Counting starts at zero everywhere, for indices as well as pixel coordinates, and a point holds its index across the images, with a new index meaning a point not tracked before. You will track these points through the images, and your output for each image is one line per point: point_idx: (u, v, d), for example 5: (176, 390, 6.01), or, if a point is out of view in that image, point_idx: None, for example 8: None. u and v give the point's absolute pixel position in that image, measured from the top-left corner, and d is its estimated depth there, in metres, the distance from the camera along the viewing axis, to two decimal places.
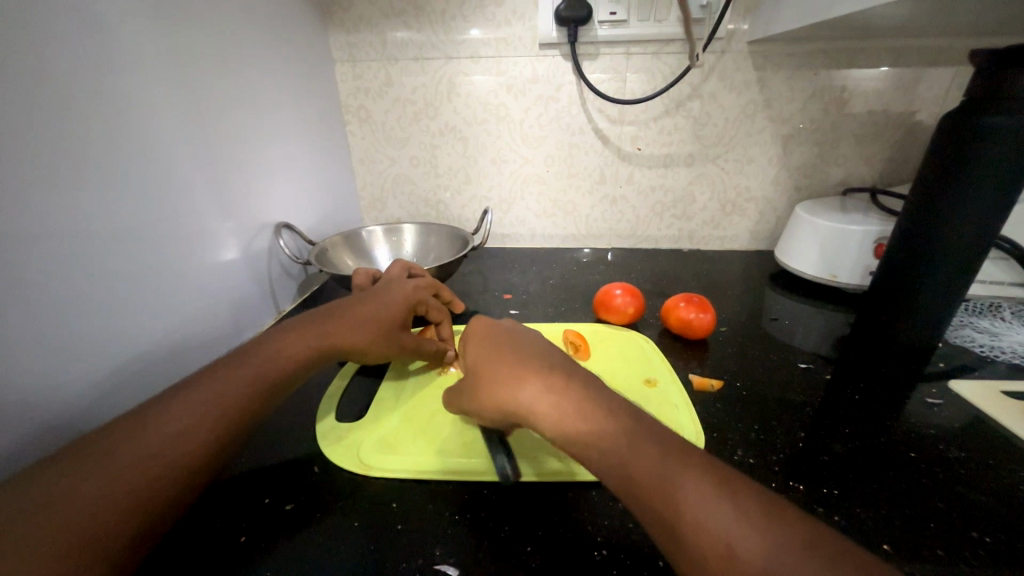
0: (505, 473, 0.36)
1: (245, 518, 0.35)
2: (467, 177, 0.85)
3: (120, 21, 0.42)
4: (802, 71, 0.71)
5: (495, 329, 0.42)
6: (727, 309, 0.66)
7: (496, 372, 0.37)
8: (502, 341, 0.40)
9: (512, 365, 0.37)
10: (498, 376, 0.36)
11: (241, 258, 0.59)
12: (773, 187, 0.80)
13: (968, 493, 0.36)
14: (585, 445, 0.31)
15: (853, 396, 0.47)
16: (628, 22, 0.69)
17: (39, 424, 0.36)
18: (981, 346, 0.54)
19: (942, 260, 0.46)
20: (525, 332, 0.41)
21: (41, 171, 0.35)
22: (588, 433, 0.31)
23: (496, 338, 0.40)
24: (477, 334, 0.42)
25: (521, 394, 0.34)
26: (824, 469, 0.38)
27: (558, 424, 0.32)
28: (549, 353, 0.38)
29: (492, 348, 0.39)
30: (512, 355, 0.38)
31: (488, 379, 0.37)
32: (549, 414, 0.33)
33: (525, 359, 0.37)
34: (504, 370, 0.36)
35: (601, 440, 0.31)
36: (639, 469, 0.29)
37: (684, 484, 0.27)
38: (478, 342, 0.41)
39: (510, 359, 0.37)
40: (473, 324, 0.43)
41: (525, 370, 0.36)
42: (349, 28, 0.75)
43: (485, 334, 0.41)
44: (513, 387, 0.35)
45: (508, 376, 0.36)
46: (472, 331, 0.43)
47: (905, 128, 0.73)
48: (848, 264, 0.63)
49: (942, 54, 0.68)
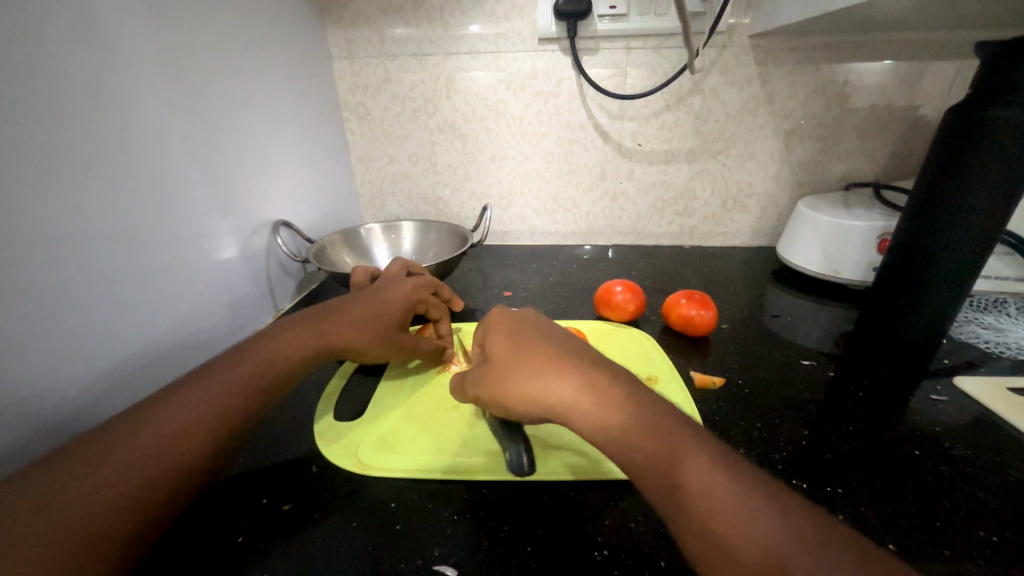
0: (519, 467, 0.37)
1: (242, 519, 0.34)
2: (467, 174, 0.84)
3: (116, 17, 0.41)
4: (804, 65, 0.70)
5: (517, 316, 0.40)
6: (728, 306, 0.65)
7: (519, 357, 0.35)
8: (527, 328, 0.38)
9: (534, 352, 0.35)
10: (515, 363, 0.35)
11: (239, 256, 0.58)
12: (775, 183, 0.79)
13: (974, 492, 0.36)
14: (605, 432, 0.31)
15: (857, 393, 0.47)
16: (628, 16, 0.68)
17: (35, 423, 0.35)
18: (985, 342, 0.54)
19: (955, 254, 0.45)
20: (532, 319, 0.40)
21: (38, 169, 0.35)
22: (608, 423, 0.31)
23: (519, 323, 0.39)
24: (498, 321, 0.40)
25: (544, 382, 0.33)
26: (828, 467, 0.38)
27: (579, 413, 0.32)
28: (555, 342, 0.37)
29: (514, 334, 0.38)
30: (537, 341, 0.37)
31: (508, 365, 0.36)
32: (577, 404, 0.32)
33: (548, 347, 0.36)
34: (525, 358, 0.35)
35: (620, 429, 0.31)
36: (661, 460, 0.29)
37: (704, 477, 0.28)
38: (500, 326, 0.40)
39: (531, 347, 0.36)
40: (495, 312, 0.42)
41: (548, 358, 0.35)
42: (347, 24, 0.74)
43: (506, 320, 0.40)
44: (533, 374, 0.34)
45: (528, 363, 0.35)
46: (493, 318, 0.41)
47: (909, 123, 0.72)
48: (851, 260, 0.63)
49: (946, 48, 0.67)
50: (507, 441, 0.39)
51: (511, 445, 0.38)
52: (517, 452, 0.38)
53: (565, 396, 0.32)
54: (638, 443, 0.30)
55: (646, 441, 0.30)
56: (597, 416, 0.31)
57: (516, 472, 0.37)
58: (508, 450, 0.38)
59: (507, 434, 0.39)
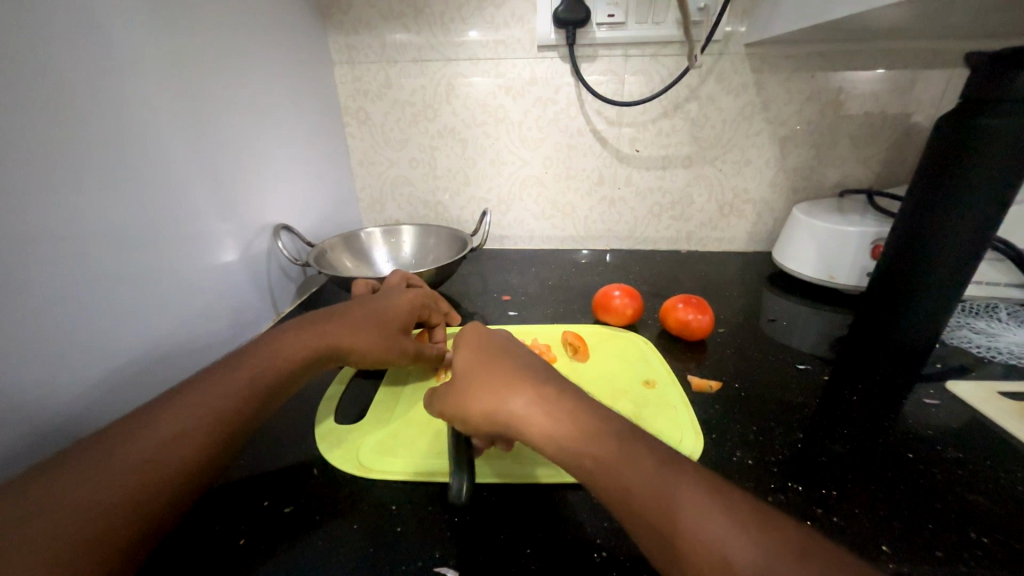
0: (456, 496, 0.34)
1: (244, 522, 0.35)
2: (466, 178, 0.85)
3: (120, 23, 0.42)
4: (799, 73, 0.71)
5: (487, 334, 0.41)
6: (725, 310, 0.66)
7: (479, 373, 0.36)
8: (494, 345, 0.39)
9: (497, 368, 0.36)
10: (482, 380, 0.36)
11: (240, 260, 0.59)
12: (771, 189, 0.80)
13: (966, 494, 0.36)
14: (565, 454, 0.30)
15: (851, 397, 0.47)
16: (626, 24, 0.69)
17: (35, 427, 0.35)
18: (977, 347, 0.55)
19: (934, 266, 0.47)
20: (512, 340, 0.41)
21: (41, 175, 0.35)
22: (565, 438, 0.31)
23: (488, 344, 0.40)
24: (466, 338, 0.41)
25: (502, 397, 0.34)
26: (824, 470, 0.38)
27: (533, 431, 0.32)
28: (530, 360, 0.38)
29: (479, 353, 0.39)
30: (499, 364, 0.37)
31: (476, 383, 0.36)
32: (532, 421, 0.32)
33: (513, 364, 0.37)
34: (487, 373, 0.36)
35: (579, 443, 0.30)
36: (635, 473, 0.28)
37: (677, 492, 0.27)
38: (468, 345, 0.40)
39: (497, 366, 0.37)
40: (465, 331, 0.43)
41: (509, 377, 0.35)
42: (348, 30, 0.75)
43: (476, 340, 0.41)
44: (491, 391, 0.34)
45: (490, 379, 0.35)
46: (462, 335, 0.42)
47: (901, 130, 0.73)
48: (845, 265, 0.64)
49: (937, 57, 0.69)
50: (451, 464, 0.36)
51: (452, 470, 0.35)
52: (460, 480, 0.35)
53: (520, 410, 0.33)
54: (599, 456, 0.29)
55: (611, 455, 0.29)
56: (551, 433, 0.31)
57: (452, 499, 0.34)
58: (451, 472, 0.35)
59: (455, 454, 0.36)
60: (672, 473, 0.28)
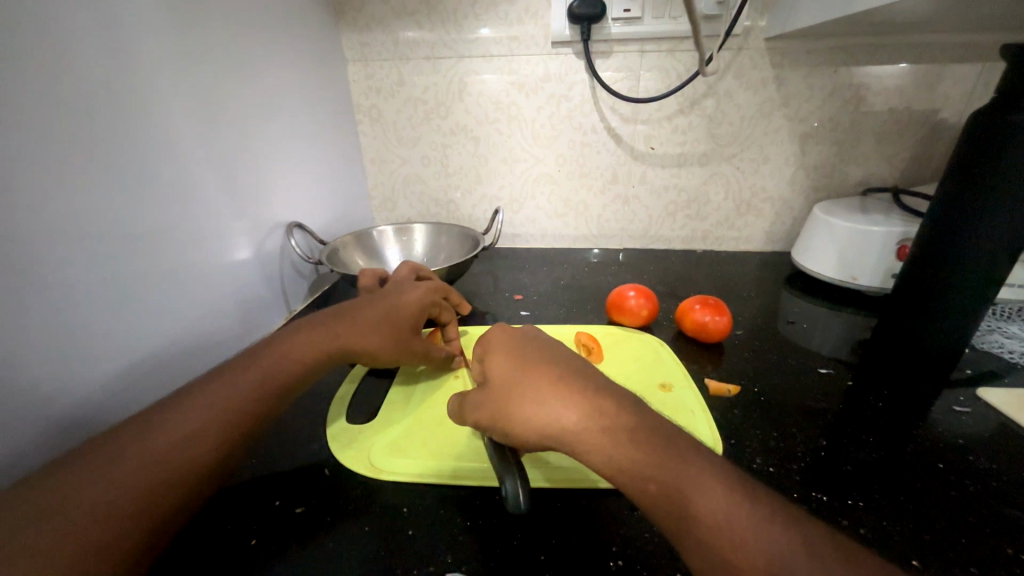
0: (515, 501, 0.33)
1: (256, 521, 0.35)
2: (478, 176, 0.84)
3: (130, 21, 0.42)
4: (821, 68, 0.69)
5: (516, 332, 0.40)
6: (743, 312, 0.65)
7: (521, 379, 0.35)
8: (528, 348, 0.37)
9: (539, 376, 0.34)
10: (519, 390, 0.34)
11: (253, 258, 0.59)
12: (790, 186, 0.78)
13: (1001, 508, 0.35)
14: (615, 463, 0.30)
15: (876, 404, 0.46)
16: (642, 19, 0.68)
17: (52, 422, 0.36)
18: (1009, 352, 0.53)
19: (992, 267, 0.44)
20: (546, 339, 0.39)
21: (53, 174, 0.35)
22: (614, 448, 0.30)
23: (521, 346, 0.38)
24: (496, 343, 0.39)
25: (536, 403, 0.33)
26: (848, 480, 0.37)
27: (588, 443, 0.31)
28: (569, 362, 0.36)
29: (514, 354, 0.37)
30: (535, 370, 0.35)
31: (513, 393, 0.34)
32: (585, 432, 0.31)
33: (550, 366, 0.35)
34: (527, 381, 0.34)
35: (628, 453, 0.29)
36: (672, 483, 0.28)
37: (718, 505, 0.26)
38: (500, 346, 0.38)
39: (536, 372, 0.35)
40: (493, 330, 0.41)
41: (552, 385, 0.33)
42: (361, 27, 0.75)
43: (507, 343, 0.38)
44: (539, 404, 0.33)
45: (534, 389, 0.34)
46: (491, 336, 0.40)
47: (928, 126, 0.71)
48: (868, 267, 0.62)
49: (967, 50, 0.66)
50: (503, 470, 0.34)
51: (507, 474, 0.34)
52: (513, 487, 0.33)
53: (571, 425, 0.31)
54: (647, 469, 0.29)
55: (659, 465, 0.28)
56: (605, 444, 0.30)
57: (513, 509, 0.33)
58: (503, 481, 0.34)
59: (503, 460, 0.35)
60: (719, 483, 0.27)
